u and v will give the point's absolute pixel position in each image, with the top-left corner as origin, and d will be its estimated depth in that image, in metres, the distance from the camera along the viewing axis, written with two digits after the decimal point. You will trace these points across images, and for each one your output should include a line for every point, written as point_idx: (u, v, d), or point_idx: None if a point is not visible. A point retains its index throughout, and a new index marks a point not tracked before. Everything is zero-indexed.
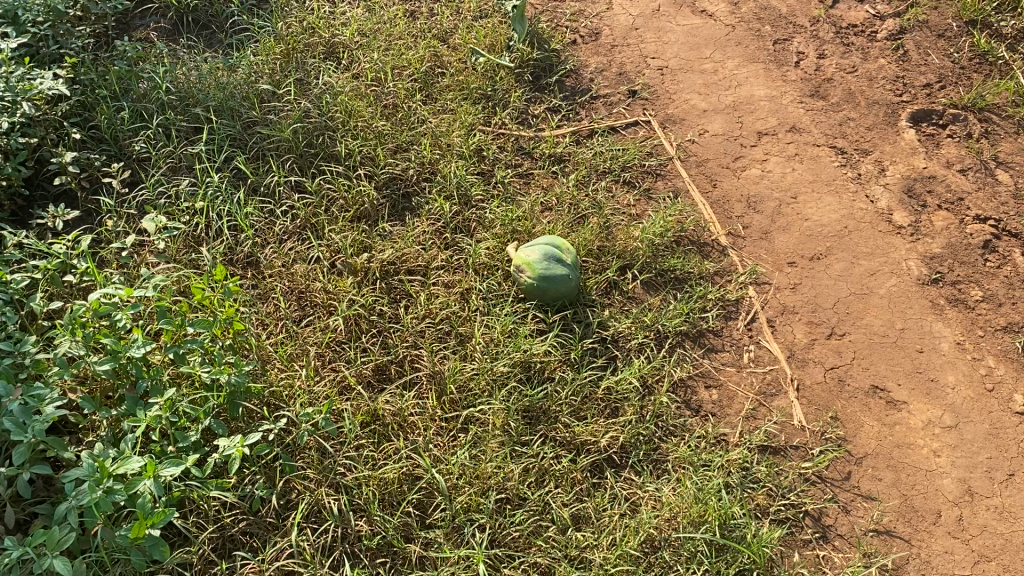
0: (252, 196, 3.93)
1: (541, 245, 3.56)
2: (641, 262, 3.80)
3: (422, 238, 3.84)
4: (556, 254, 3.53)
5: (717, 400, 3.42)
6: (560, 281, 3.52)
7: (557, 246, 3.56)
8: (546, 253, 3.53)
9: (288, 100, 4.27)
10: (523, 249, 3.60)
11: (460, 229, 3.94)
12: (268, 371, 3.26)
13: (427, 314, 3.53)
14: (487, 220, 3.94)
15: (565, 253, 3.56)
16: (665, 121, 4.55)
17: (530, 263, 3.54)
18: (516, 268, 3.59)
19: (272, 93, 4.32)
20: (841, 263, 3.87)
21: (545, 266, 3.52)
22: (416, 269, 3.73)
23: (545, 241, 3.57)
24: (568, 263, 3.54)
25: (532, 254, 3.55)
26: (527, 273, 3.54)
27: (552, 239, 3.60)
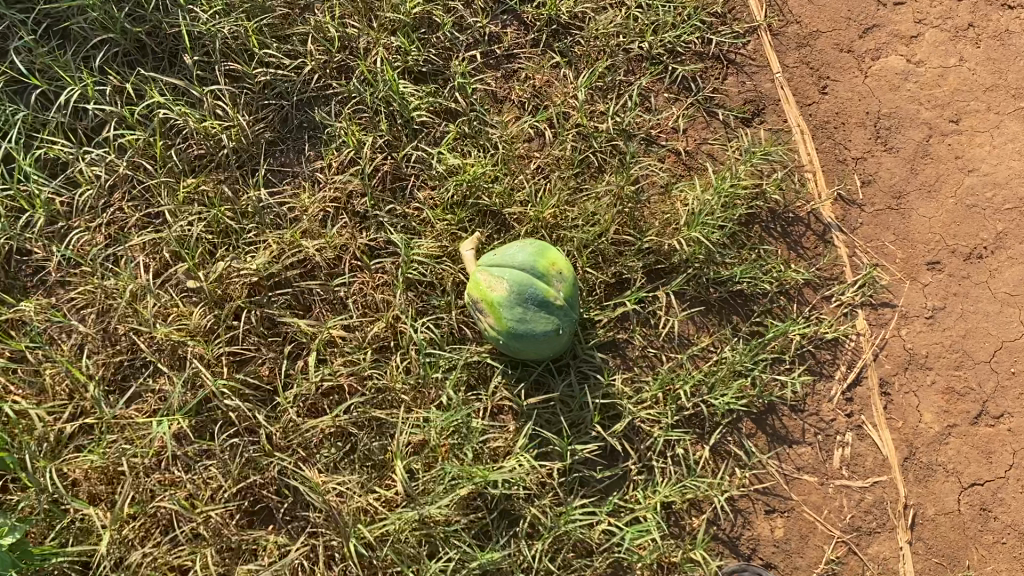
0: (44, 121, 2.39)
1: (512, 271, 2.09)
2: (682, 273, 2.29)
3: (324, 216, 2.37)
4: (535, 291, 2.07)
5: (783, 541, 2.18)
6: (539, 336, 2.10)
7: (540, 272, 2.09)
8: (519, 287, 2.07)
9: None
10: (483, 269, 2.13)
11: (387, 192, 2.41)
12: (61, 513, 2.06)
13: (325, 387, 2.20)
14: (433, 176, 2.40)
15: (550, 286, 2.09)
16: None
17: (493, 301, 2.09)
18: (471, 300, 2.15)
19: None
20: (1018, 269, 2.34)
21: (519, 319, 2.08)
22: (312, 279, 2.31)
23: (519, 263, 2.09)
24: (554, 306, 2.09)
25: (496, 285, 2.10)
26: (488, 317, 2.12)
27: (533, 259, 2.09)
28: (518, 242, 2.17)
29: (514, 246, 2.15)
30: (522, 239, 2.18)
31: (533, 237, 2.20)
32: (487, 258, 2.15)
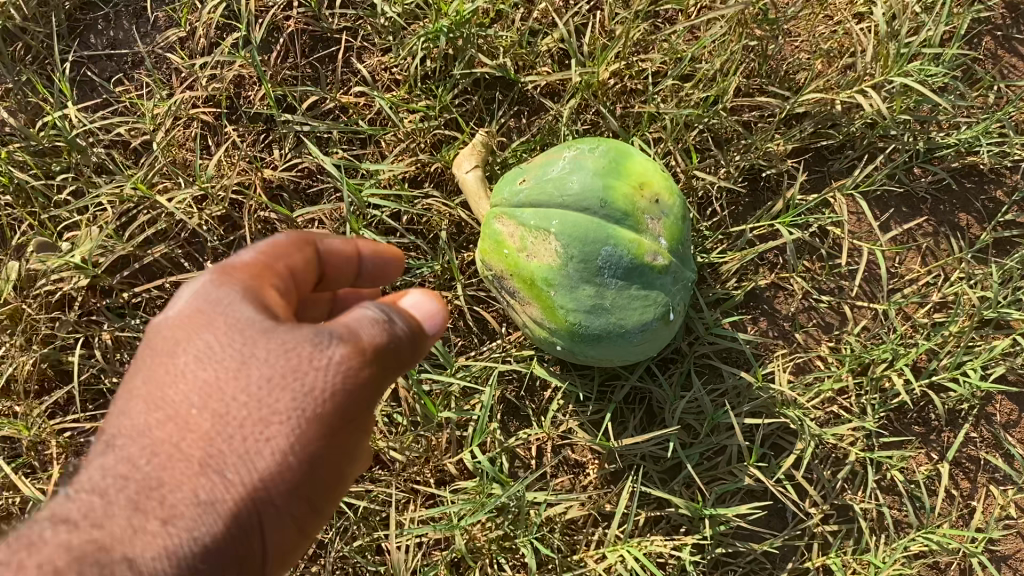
0: None
1: (564, 216, 1.04)
2: (882, 157, 1.23)
3: (192, 133, 1.29)
4: (616, 252, 1.03)
5: None
6: (633, 335, 1.07)
7: (622, 211, 1.04)
8: (582, 248, 1.03)
9: None
10: (507, 216, 1.09)
11: (303, 73, 1.31)
12: None
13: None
14: (379, 29, 1.29)
15: (644, 236, 1.05)
16: None
17: (535, 279, 1.06)
18: (490, 276, 1.12)
19: None
20: None
21: (588, 308, 1.05)
22: (197, 257, 1.29)
23: (576, 199, 1.04)
24: (655, 273, 1.05)
25: (536, 248, 1.05)
26: (530, 307, 1.09)
27: (598, 184, 1.05)
28: (568, 152, 1.11)
29: (560, 161, 1.09)
30: (573, 143, 1.12)
31: (595, 136, 1.13)
32: (511, 192, 1.10)
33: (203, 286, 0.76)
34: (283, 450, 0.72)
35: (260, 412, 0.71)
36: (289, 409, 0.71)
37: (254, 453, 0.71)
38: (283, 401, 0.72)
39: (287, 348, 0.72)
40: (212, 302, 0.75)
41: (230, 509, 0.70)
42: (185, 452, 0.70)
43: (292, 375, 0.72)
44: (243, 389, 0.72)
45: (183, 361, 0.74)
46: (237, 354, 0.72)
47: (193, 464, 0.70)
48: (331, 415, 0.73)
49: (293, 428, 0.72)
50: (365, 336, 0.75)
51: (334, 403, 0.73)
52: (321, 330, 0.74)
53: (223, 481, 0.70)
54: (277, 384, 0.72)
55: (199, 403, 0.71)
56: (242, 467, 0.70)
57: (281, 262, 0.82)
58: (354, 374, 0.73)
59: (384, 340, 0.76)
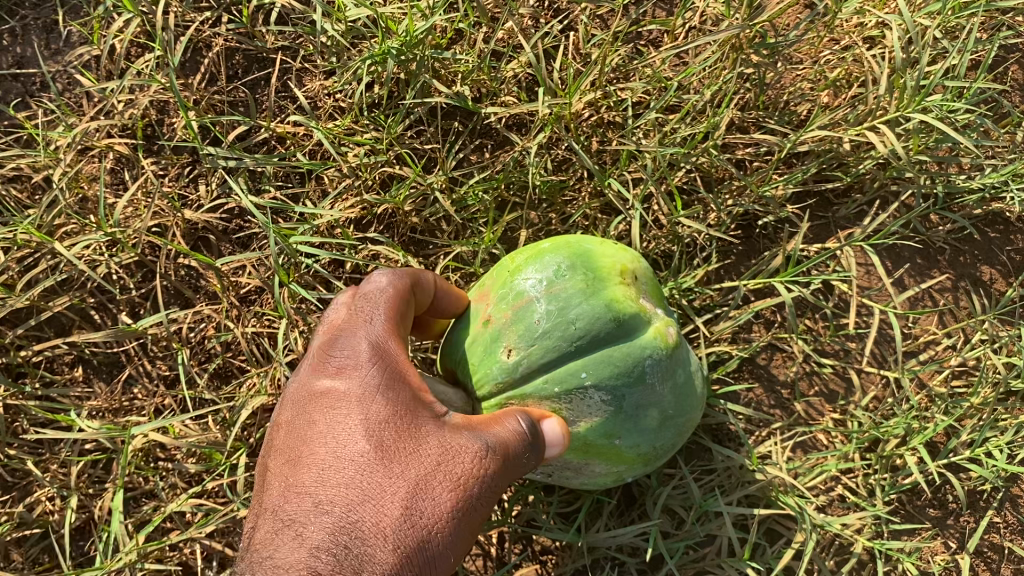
0: None
1: (582, 361, 0.78)
2: (897, 202, 1.08)
3: (103, 168, 1.13)
4: (659, 357, 0.79)
5: None
6: (694, 418, 0.86)
7: (633, 314, 0.79)
8: (627, 381, 0.78)
9: None
10: (518, 399, 0.79)
11: (234, 99, 1.14)
12: None
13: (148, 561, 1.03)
14: (318, 50, 1.13)
15: (656, 319, 0.81)
16: None
17: (596, 443, 0.79)
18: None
19: None
20: None
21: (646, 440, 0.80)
22: (107, 311, 1.13)
23: (583, 334, 0.78)
24: (683, 351, 0.83)
25: (579, 411, 0.78)
26: (591, 471, 0.83)
27: (595, 303, 0.79)
28: (514, 286, 0.81)
29: (519, 299, 0.80)
30: (505, 273, 0.83)
31: (513, 250, 0.85)
32: (493, 375, 0.79)
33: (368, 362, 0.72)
34: (453, 514, 0.66)
35: (432, 478, 0.67)
36: (461, 494, 0.67)
37: (423, 513, 0.65)
38: (446, 473, 0.67)
39: (456, 448, 0.69)
40: (362, 345, 0.73)
41: (413, 573, 0.63)
42: (375, 521, 0.64)
43: (451, 449, 0.69)
44: (409, 452, 0.68)
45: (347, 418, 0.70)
46: (410, 446, 0.68)
47: (384, 513, 0.65)
48: (473, 523, 0.68)
49: (462, 487, 0.67)
50: (507, 435, 0.71)
51: (478, 503, 0.68)
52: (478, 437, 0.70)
53: (406, 546, 0.64)
54: (437, 471, 0.67)
55: (384, 457, 0.67)
56: (421, 542, 0.64)
57: (405, 318, 0.78)
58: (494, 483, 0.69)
59: (522, 465, 0.71)
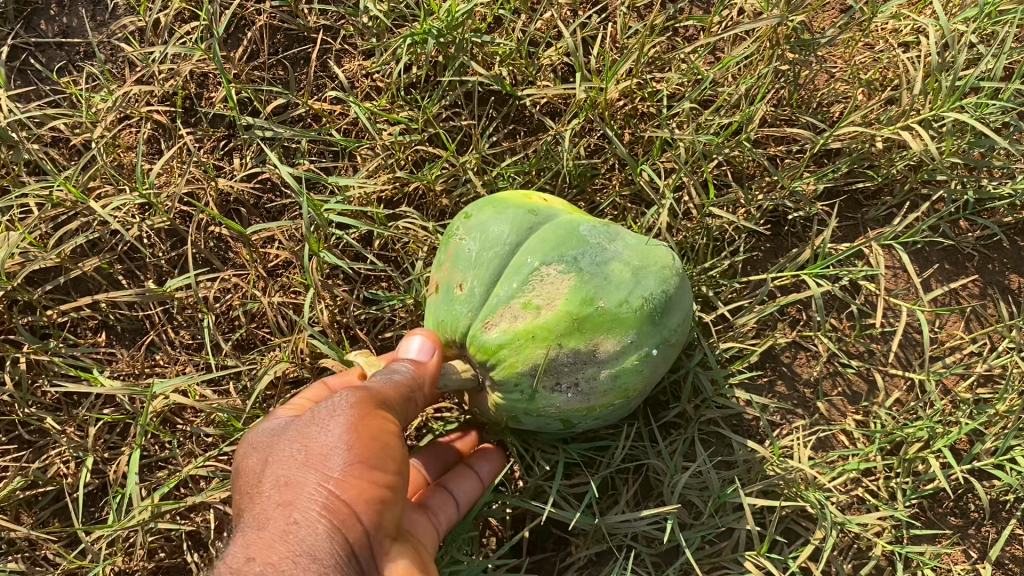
0: None
1: (529, 253, 0.82)
2: (927, 203, 1.08)
3: (140, 135, 1.15)
4: (592, 226, 0.84)
5: None
6: (676, 270, 0.84)
7: (551, 216, 0.86)
8: (570, 247, 0.82)
9: None
10: (491, 314, 0.82)
11: (273, 74, 1.16)
12: None
13: (161, 525, 1.03)
14: (359, 29, 1.15)
15: (579, 215, 0.88)
16: None
17: (580, 311, 0.79)
18: (542, 380, 0.80)
19: None
20: None
21: (626, 289, 0.80)
22: (135, 277, 1.13)
23: (508, 238, 0.84)
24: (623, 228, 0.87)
25: (548, 290, 0.80)
26: (606, 357, 0.79)
27: (508, 214, 0.86)
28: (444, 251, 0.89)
29: (453, 248, 0.88)
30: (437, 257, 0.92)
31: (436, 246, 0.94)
32: (461, 309, 0.83)
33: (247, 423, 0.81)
34: (342, 449, 0.71)
35: (322, 444, 0.72)
36: (331, 424, 0.73)
37: (333, 473, 0.70)
38: (319, 420, 0.74)
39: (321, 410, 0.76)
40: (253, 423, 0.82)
41: (340, 523, 0.68)
42: (259, 497, 0.71)
43: (335, 412, 0.74)
44: (310, 433, 0.73)
45: (251, 455, 0.75)
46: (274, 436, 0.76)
47: (280, 478, 0.71)
48: (370, 432, 0.73)
49: (361, 435, 0.72)
50: (381, 386, 0.78)
51: (364, 419, 0.74)
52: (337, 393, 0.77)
53: (301, 484, 0.70)
54: (301, 431, 0.74)
55: (274, 465, 0.72)
56: (317, 471, 0.70)
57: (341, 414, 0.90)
58: (369, 402, 0.75)
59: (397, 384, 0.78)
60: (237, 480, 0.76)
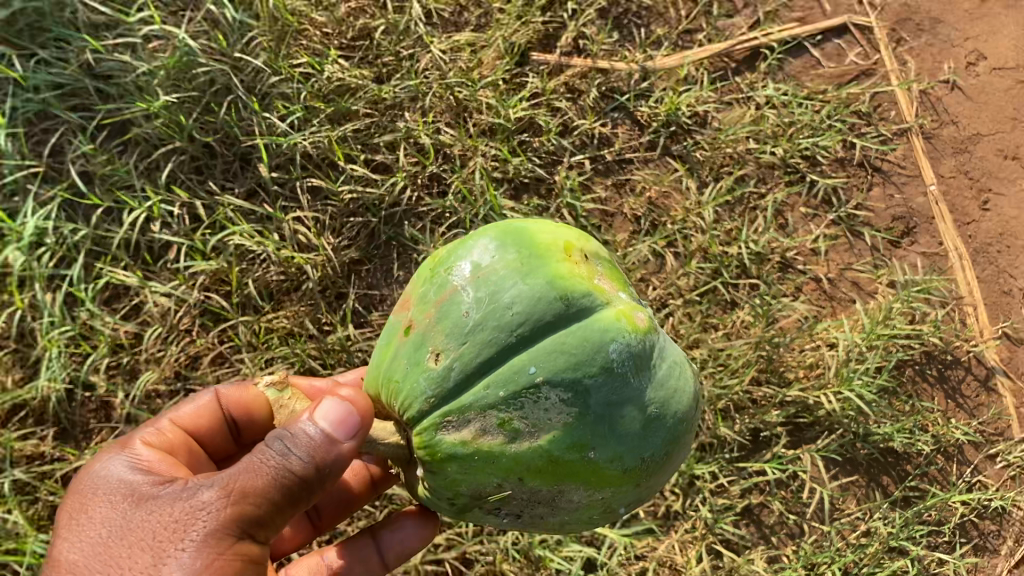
0: (117, 249, 2.13)
1: (531, 361, 1.11)
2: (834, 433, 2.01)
3: None
4: (621, 344, 1.13)
5: None
6: (680, 411, 1.18)
7: (574, 288, 1.15)
8: (591, 370, 1.11)
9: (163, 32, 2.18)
10: (460, 410, 1.12)
11: None
12: None
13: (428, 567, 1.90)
14: None
15: (616, 304, 1.18)
16: (901, 25, 2.32)
17: (557, 458, 1.09)
18: (494, 494, 1.13)
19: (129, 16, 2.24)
20: None
21: (615, 446, 1.10)
22: None
23: (516, 313, 1.13)
24: (646, 327, 1.18)
25: (531, 416, 1.09)
26: (570, 496, 1.12)
27: (516, 276, 1.16)
28: (432, 287, 1.22)
29: (456, 289, 1.18)
30: (424, 277, 1.24)
31: (439, 248, 1.28)
32: (421, 381, 1.15)
33: (118, 475, 1.24)
34: (188, 546, 1.10)
35: (170, 555, 1.10)
36: (197, 521, 1.12)
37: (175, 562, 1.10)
38: (179, 517, 1.13)
39: (176, 505, 1.15)
40: (117, 469, 1.26)
41: None
42: (114, 561, 1.12)
43: (195, 513, 1.12)
44: (170, 534, 1.12)
45: (121, 507, 1.19)
46: (129, 517, 1.17)
47: (137, 550, 1.12)
48: (221, 530, 1.12)
49: (217, 538, 1.11)
50: (261, 472, 1.14)
51: (216, 521, 1.12)
52: (201, 485, 1.16)
53: (145, 565, 1.10)
54: (159, 521, 1.14)
55: (136, 545, 1.12)
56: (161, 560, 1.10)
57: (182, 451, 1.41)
58: (224, 505, 1.13)
59: (264, 480, 1.14)
60: (80, 522, 1.20)
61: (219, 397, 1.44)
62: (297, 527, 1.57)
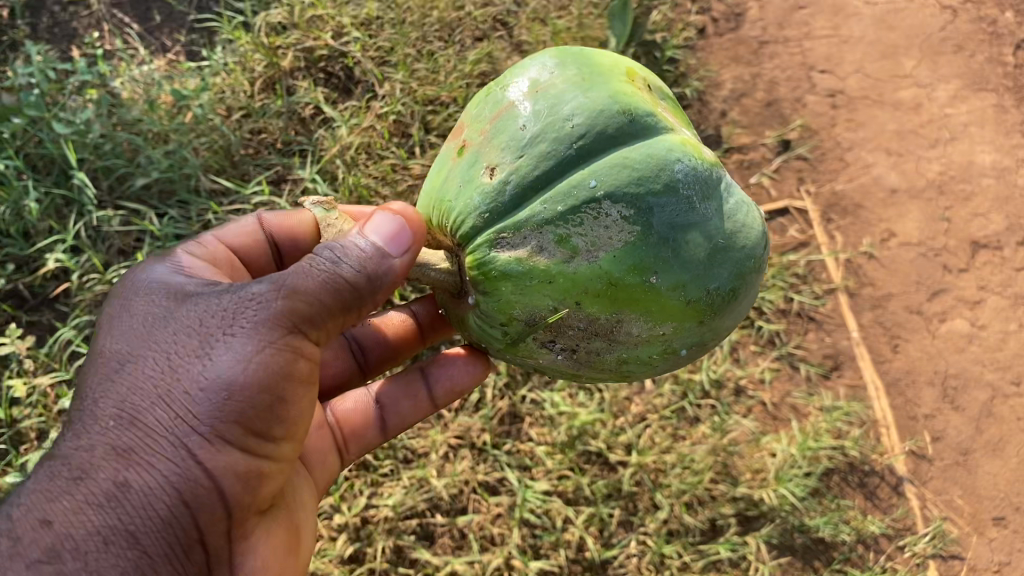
0: None
1: (594, 177, 1.44)
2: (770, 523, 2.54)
3: (442, 450, 2.58)
4: (684, 165, 1.48)
5: None
6: (746, 248, 1.52)
7: (633, 108, 1.51)
8: (655, 186, 1.44)
9: (266, 198, 2.83)
10: (514, 228, 1.46)
11: (506, 431, 2.63)
12: None
13: None
14: (545, 419, 2.63)
15: (677, 134, 1.54)
16: (831, 208, 2.99)
17: (617, 278, 1.41)
18: (550, 311, 1.45)
19: (237, 184, 2.88)
20: None
21: (674, 278, 1.42)
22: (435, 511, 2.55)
23: (581, 128, 1.48)
24: (705, 157, 1.55)
25: (592, 235, 1.42)
26: (628, 320, 1.44)
27: (582, 93, 1.51)
28: (491, 108, 1.58)
29: (514, 110, 1.53)
30: (484, 103, 1.60)
31: (500, 76, 1.65)
32: (474, 196, 1.50)
33: (170, 279, 1.53)
34: (244, 334, 1.41)
35: (230, 337, 1.41)
36: (250, 318, 1.42)
37: (233, 343, 1.41)
38: (234, 310, 1.44)
39: (231, 299, 1.45)
40: (164, 276, 1.55)
41: (253, 384, 1.41)
42: (171, 348, 1.41)
43: (252, 304, 1.43)
44: (228, 323, 1.42)
45: (173, 302, 1.48)
46: (180, 312, 1.46)
47: (196, 339, 1.41)
48: (276, 324, 1.43)
49: (274, 327, 1.43)
50: (312, 273, 1.45)
51: (269, 313, 1.43)
52: (254, 283, 1.46)
53: (208, 355, 1.40)
54: (212, 316, 1.44)
55: (195, 331, 1.42)
56: (220, 351, 1.40)
57: (237, 250, 1.82)
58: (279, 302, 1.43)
59: (313, 279, 1.45)
60: (137, 309, 1.49)
61: (263, 222, 1.85)
62: (346, 376, 2.08)
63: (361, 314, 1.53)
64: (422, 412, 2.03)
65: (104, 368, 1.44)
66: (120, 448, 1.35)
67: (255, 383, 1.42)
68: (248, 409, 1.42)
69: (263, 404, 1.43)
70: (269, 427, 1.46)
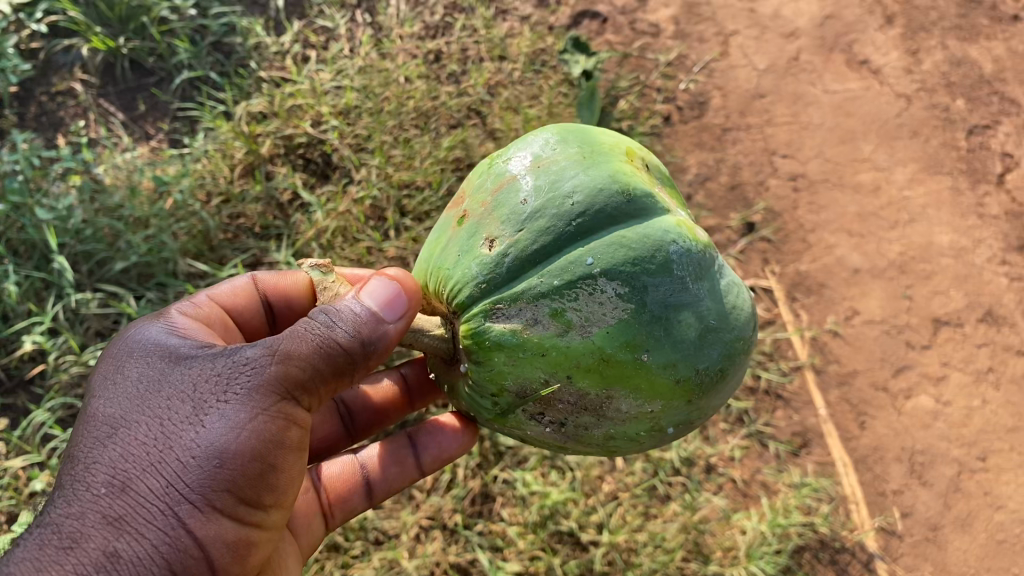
0: None
1: (591, 254, 1.48)
2: None
3: (415, 531, 2.57)
4: (681, 249, 1.52)
5: None
6: (734, 331, 1.56)
7: (633, 187, 1.56)
8: (649, 267, 1.48)
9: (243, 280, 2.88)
10: (511, 300, 1.50)
11: (478, 511, 2.63)
12: None
13: None
14: (516, 498, 2.63)
15: (676, 216, 1.60)
16: (796, 287, 3.07)
17: (609, 354, 1.44)
18: (540, 382, 1.48)
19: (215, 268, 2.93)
20: None
21: (663, 355, 1.45)
22: None
23: (580, 203, 1.52)
24: (704, 241, 1.60)
25: (585, 309, 1.45)
26: (619, 397, 1.47)
27: (579, 171, 1.56)
28: (493, 180, 1.64)
29: (515, 181, 1.59)
30: (485, 174, 1.67)
31: (503, 149, 1.72)
32: (473, 266, 1.55)
33: (158, 340, 1.57)
34: (235, 400, 1.45)
35: (221, 404, 1.44)
36: (240, 385, 1.46)
37: (224, 410, 1.44)
38: (225, 376, 1.47)
39: (222, 365, 1.49)
40: (154, 335, 1.59)
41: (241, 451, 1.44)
42: (159, 415, 1.44)
43: (245, 369, 1.47)
44: (218, 389, 1.46)
45: (162, 364, 1.52)
46: (167, 376, 1.49)
47: (186, 407, 1.44)
48: (266, 392, 1.46)
49: (265, 393, 1.46)
50: (304, 338, 1.49)
51: (259, 379, 1.46)
52: (248, 347, 1.50)
53: (198, 423, 1.43)
54: (203, 382, 1.47)
55: (186, 397, 1.45)
56: (209, 419, 1.43)
57: (228, 304, 1.85)
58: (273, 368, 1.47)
59: (304, 344, 1.49)
60: (126, 372, 1.53)
61: (256, 281, 1.89)
62: (332, 434, 2.14)
63: (354, 379, 1.57)
64: (408, 478, 2.05)
65: (94, 433, 1.46)
66: (109, 514, 1.36)
67: (248, 449, 1.44)
68: (237, 476, 1.44)
69: (253, 470, 1.46)
70: (258, 494, 1.49)
